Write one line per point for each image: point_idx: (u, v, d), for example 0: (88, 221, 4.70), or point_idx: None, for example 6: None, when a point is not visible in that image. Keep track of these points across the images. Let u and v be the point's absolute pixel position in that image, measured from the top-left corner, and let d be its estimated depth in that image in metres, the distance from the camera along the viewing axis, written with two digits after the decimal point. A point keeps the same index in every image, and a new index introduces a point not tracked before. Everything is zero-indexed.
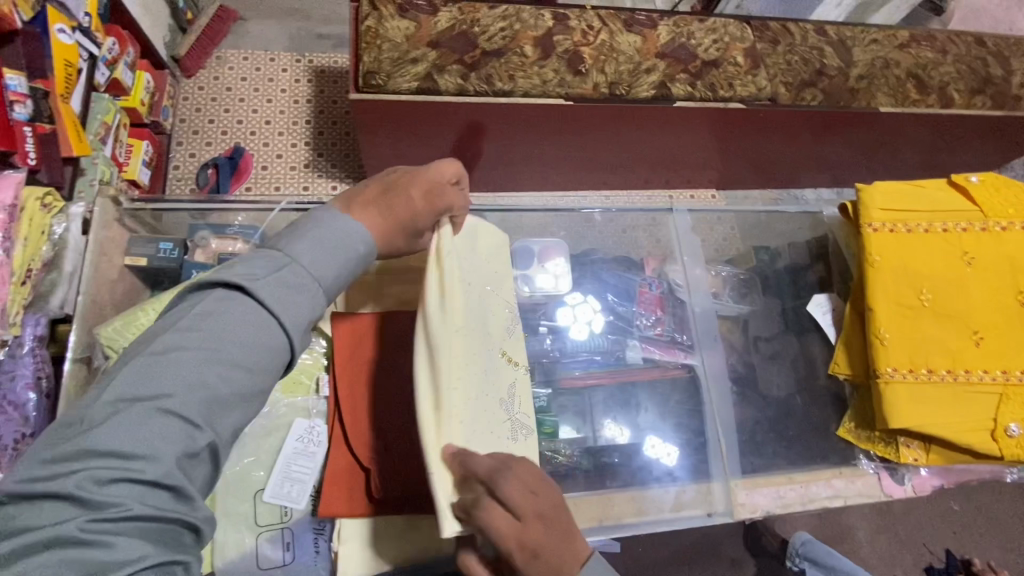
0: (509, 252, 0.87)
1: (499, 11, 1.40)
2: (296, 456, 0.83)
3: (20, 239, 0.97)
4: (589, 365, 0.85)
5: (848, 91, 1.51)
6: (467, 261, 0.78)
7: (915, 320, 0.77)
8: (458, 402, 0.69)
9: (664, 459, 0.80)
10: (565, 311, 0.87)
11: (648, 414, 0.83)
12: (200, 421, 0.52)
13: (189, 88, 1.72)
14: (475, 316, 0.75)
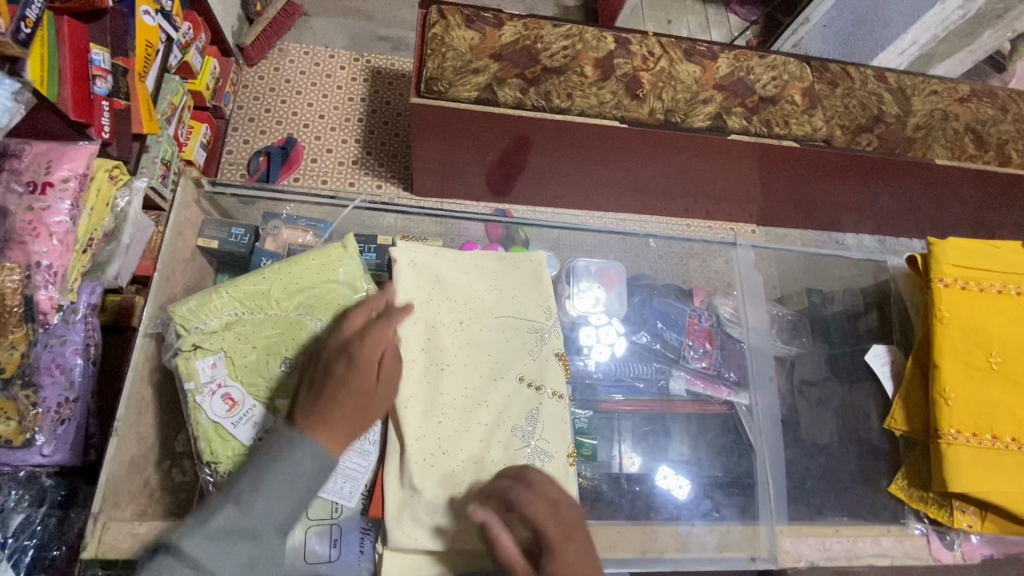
0: (540, 270, 0.79)
1: (563, 31, 1.44)
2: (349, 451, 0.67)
3: (87, 209, 0.99)
4: (630, 392, 0.83)
5: (906, 139, 1.48)
6: (444, 297, 0.74)
7: (983, 381, 0.68)
8: (425, 449, 0.66)
9: (674, 491, 0.76)
10: (588, 330, 0.84)
11: (677, 445, 0.80)
12: (251, 521, 0.54)
13: (250, 77, 1.76)
14: (456, 355, 0.71)
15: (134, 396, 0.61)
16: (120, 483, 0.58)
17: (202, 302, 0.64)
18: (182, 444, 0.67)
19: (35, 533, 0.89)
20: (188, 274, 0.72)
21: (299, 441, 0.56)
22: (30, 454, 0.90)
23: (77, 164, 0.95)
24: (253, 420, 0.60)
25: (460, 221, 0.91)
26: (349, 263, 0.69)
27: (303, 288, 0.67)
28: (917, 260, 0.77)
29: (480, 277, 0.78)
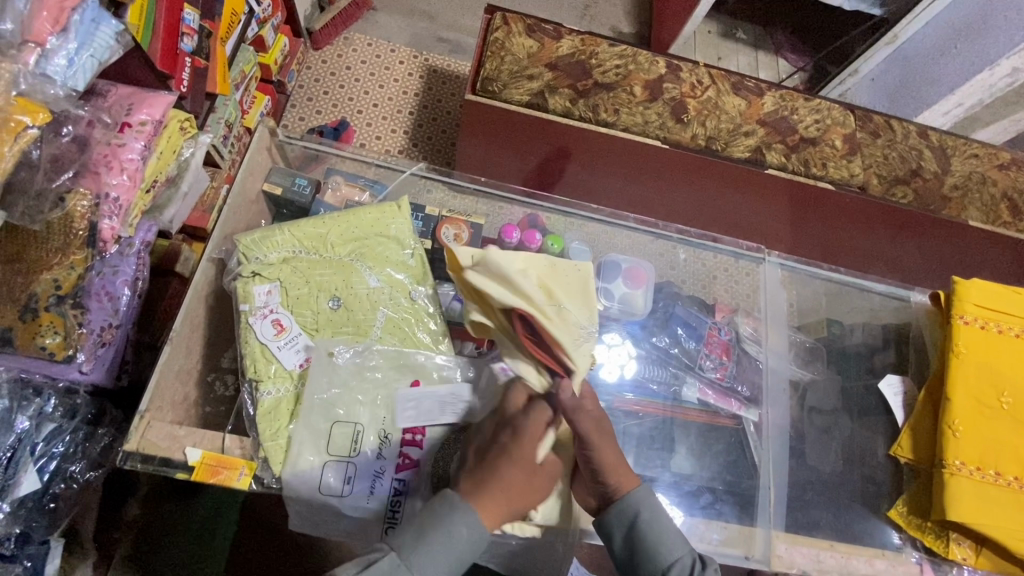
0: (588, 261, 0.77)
1: (618, 50, 1.50)
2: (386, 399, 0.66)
3: (157, 152, 1.03)
4: (642, 392, 0.84)
5: (941, 197, 1.50)
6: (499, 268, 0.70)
7: (991, 420, 0.70)
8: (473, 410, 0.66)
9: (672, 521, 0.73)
10: (602, 348, 0.86)
11: (681, 458, 0.80)
12: (297, 434, 0.62)
13: (314, 60, 1.85)
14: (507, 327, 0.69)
15: (188, 314, 0.65)
16: (164, 391, 0.62)
17: (266, 237, 0.69)
18: (229, 360, 0.73)
19: (64, 442, 0.96)
20: (249, 215, 0.77)
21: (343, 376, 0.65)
22: (70, 369, 0.93)
23: (155, 110, 1.00)
24: (297, 347, 0.66)
25: (503, 205, 0.95)
26: (399, 222, 0.76)
27: (354, 238, 0.73)
28: (940, 296, 0.79)
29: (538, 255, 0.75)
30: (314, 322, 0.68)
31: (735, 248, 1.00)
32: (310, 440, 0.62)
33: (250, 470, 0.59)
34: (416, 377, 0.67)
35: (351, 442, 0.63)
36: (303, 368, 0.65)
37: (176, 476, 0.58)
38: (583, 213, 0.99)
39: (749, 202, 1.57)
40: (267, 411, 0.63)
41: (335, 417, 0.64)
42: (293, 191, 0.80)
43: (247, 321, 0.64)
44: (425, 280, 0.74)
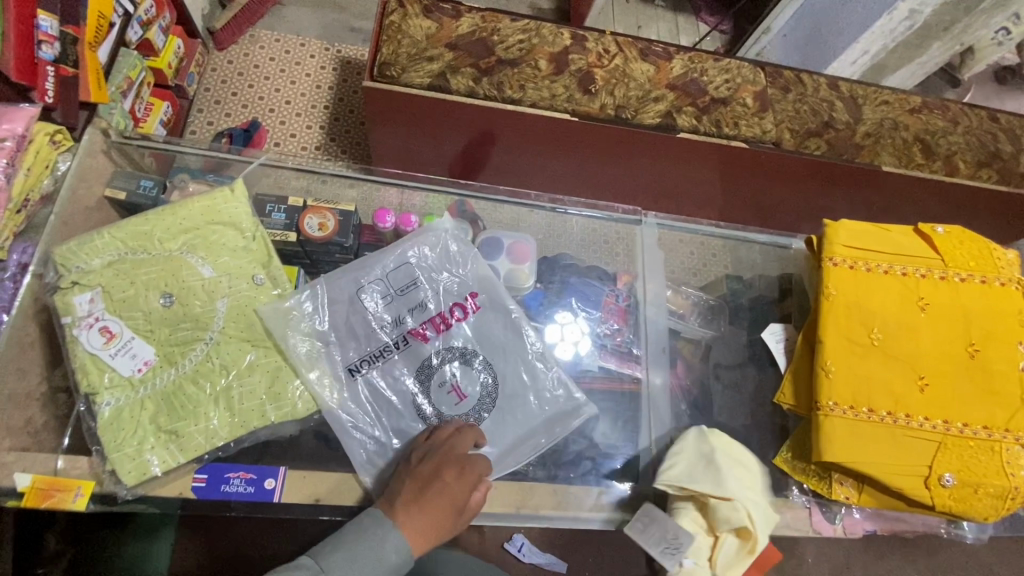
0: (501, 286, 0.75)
1: (521, 25, 1.47)
2: (386, 323, 0.70)
3: (23, 168, 0.94)
4: (591, 370, 0.83)
5: (854, 146, 1.49)
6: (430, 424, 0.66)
7: (863, 358, 0.70)
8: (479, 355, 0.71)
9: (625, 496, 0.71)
10: (554, 327, 0.85)
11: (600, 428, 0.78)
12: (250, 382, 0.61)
13: (219, 60, 1.78)
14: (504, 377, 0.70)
15: (15, 332, 0.62)
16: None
17: (85, 243, 0.63)
18: (62, 376, 0.66)
19: None
20: (90, 223, 0.74)
21: (351, 303, 0.69)
22: None
23: (15, 125, 0.94)
24: (132, 351, 0.59)
25: (381, 189, 0.92)
26: (235, 205, 0.68)
27: (184, 230, 0.66)
28: (814, 242, 0.80)
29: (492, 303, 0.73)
30: (149, 324, 0.61)
31: (619, 213, 0.97)
32: (300, 318, 0.65)
33: (85, 491, 0.55)
34: (470, 289, 0.74)
35: (368, 325, 0.69)
36: (143, 372, 0.59)
37: (6, 504, 0.55)
38: (457, 189, 0.95)
39: (669, 165, 1.54)
40: (109, 422, 0.57)
41: (359, 286, 0.71)
42: (140, 194, 0.77)
43: (73, 333, 0.59)
44: (269, 263, 0.67)
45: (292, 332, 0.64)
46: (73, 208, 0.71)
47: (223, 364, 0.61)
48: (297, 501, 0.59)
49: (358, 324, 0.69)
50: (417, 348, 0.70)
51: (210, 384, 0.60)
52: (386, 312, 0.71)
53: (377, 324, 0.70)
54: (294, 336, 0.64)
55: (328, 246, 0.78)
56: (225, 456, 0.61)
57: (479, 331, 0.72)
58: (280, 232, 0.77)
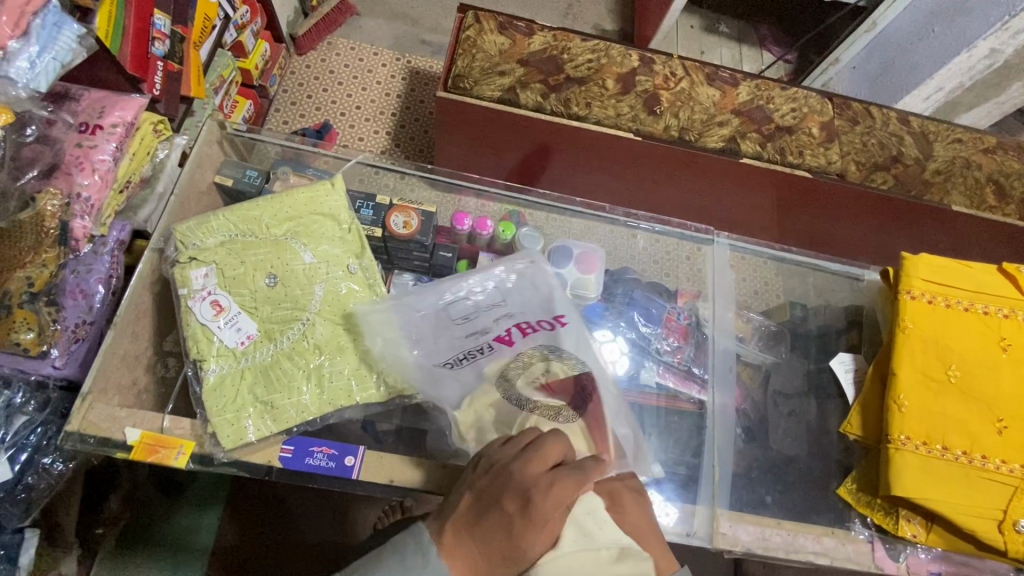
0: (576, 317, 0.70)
1: (591, 45, 1.51)
2: (470, 334, 0.68)
3: (129, 153, 0.99)
4: (644, 385, 0.82)
5: (922, 183, 1.45)
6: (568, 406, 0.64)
7: (938, 394, 0.70)
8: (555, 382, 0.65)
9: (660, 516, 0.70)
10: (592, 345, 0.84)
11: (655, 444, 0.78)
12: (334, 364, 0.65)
13: (298, 64, 1.88)
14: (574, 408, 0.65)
15: (133, 301, 0.68)
16: (109, 373, 0.64)
17: (202, 223, 0.69)
18: (170, 344, 0.73)
19: (36, 434, 0.90)
20: (200, 205, 0.81)
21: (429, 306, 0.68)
22: (44, 363, 0.89)
23: (126, 113, 0.98)
24: (238, 325, 0.64)
25: (458, 193, 0.97)
26: (335, 199, 0.73)
27: (289, 218, 0.71)
28: (890, 274, 0.80)
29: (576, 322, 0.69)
30: (252, 302, 0.66)
31: (686, 232, 0.98)
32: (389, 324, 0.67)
33: (187, 449, 0.60)
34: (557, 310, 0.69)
35: (447, 337, 0.68)
36: (245, 345, 0.64)
37: (116, 455, 0.60)
38: (532, 197, 0.98)
39: (728, 190, 1.54)
40: (212, 389, 0.62)
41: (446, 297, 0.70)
42: (244, 183, 0.84)
43: (187, 304, 0.65)
44: (362, 254, 0.71)
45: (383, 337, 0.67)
46: (188, 191, 0.78)
47: (317, 345, 0.65)
48: (374, 479, 0.62)
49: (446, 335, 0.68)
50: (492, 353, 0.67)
51: (304, 361, 0.64)
52: (471, 326, 0.69)
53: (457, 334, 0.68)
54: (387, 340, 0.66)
55: (410, 244, 0.83)
56: (309, 431, 0.65)
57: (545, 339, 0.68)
58: (367, 228, 0.83)
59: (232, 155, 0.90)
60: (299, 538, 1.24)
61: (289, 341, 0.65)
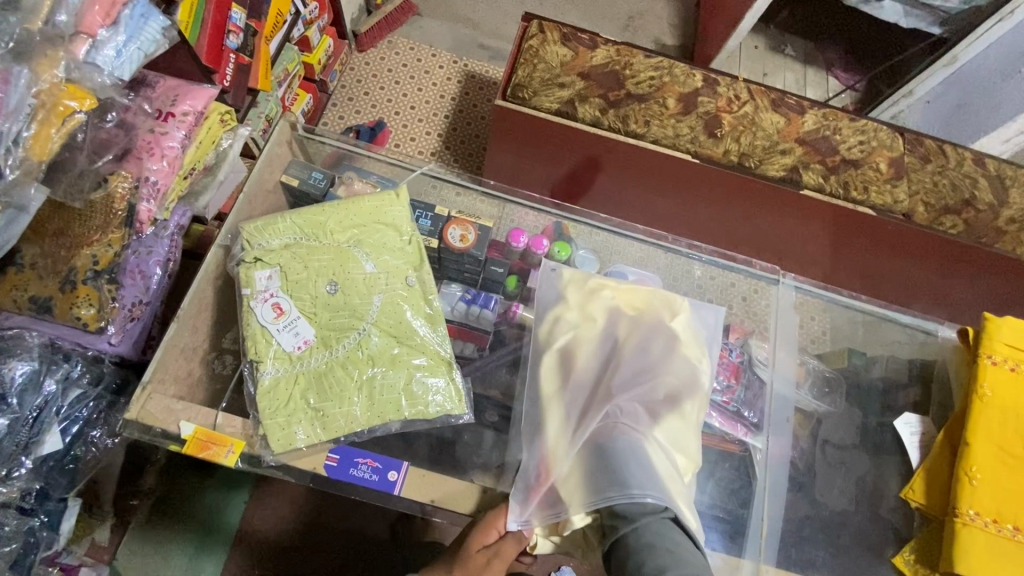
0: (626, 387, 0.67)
1: (654, 62, 1.48)
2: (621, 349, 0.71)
3: (196, 141, 1.01)
4: None
5: (995, 230, 1.37)
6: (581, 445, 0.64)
7: (1015, 470, 0.66)
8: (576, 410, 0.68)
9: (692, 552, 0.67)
10: None
11: (703, 489, 0.74)
12: (387, 379, 0.64)
13: (358, 61, 1.91)
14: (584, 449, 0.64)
15: (196, 295, 0.69)
16: (168, 364, 0.66)
17: (269, 224, 0.70)
18: (229, 341, 0.73)
19: (88, 408, 0.93)
20: (265, 203, 0.82)
21: (637, 312, 0.75)
22: (99, 340, 0.92)
23: (197, 103, 0.98)
24: (296, 329, 0.65)
25: (517, 209, 0.96)
26: (398, 209, 0.73)
27: (353, 225, 0.71)
28: (968, 334, 0.76)
29: (644, 395, 0.67)
30: (313, 307, 0.66)
31: (749, 267, 0.94)
32: (602, 291, 0.76)
33: (237, 449, 0.60)
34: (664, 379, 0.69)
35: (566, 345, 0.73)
36: (301, 350, 0.64)
37: (169, 448, 0.61)
38: (589, 220, 0.97)
39: (782, 220, 1.49)
40: (266, 391, 0.62)
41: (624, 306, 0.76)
42: (309, 184, 0.84)
43: (249, 304, 0.65)
44: (421, 266, 0.71)
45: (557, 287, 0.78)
46: (255, 189, 0.79)
47: (371, 355, 0.65)
48: (414, 497, 0.63)
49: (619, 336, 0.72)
50: (625, 380, 0.68)
51: (358, 371, 0.64)
52: (629, 346, 0.71)
53: (624, 342, 0.72)
54: (580, 291, 0.76)
55: (464, 257, 0.84)
56: (356, 441, 0.66)
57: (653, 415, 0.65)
58: (425, 237, 0.83)
59: (298, 154, 0.91)
60: (330, 532, 1.26)
61: (343, 349, 0.65)
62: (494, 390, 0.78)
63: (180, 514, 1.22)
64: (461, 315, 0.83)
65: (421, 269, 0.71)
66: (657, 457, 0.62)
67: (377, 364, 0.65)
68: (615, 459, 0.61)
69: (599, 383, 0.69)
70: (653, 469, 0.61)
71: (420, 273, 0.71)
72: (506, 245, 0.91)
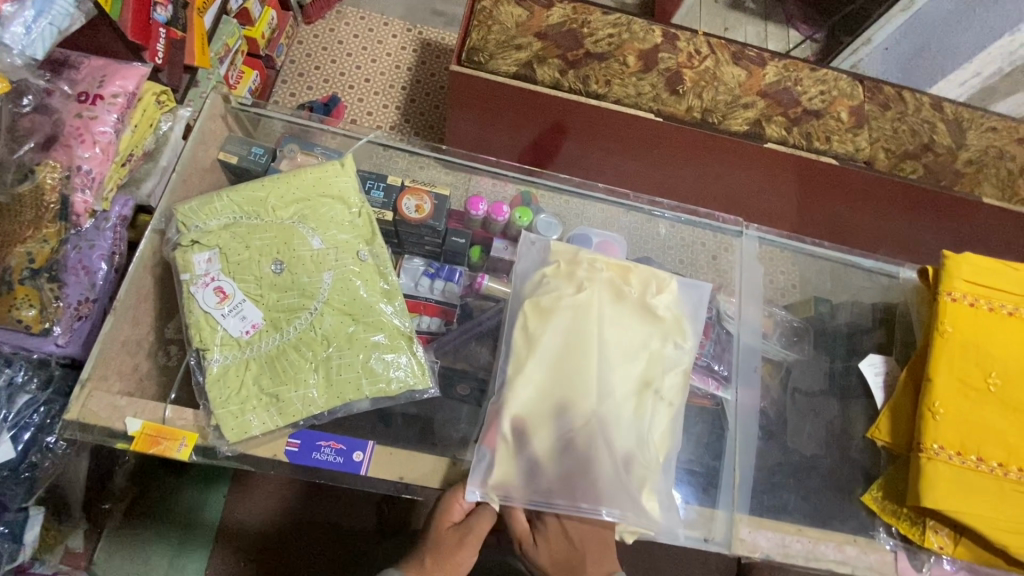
0: (603, 373, 0.66)
1: (612, 19, 1.44)
2: (604, 328, 0.69)
3: (130, 125, 0.93)
4: None
5: (954, 173, 1.38)
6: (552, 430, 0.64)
7: (976, 402, 0.67)
8: (551, 389, 0.66)
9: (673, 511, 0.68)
10: None
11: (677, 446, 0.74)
12: (343, 358, 0.61)
13: (306, 34, 1.81)
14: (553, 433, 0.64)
15: (134, 285, 0.65)
16: (109, 360, 0.62)
17: (205, 204, 0.66)
18: (173, 331, 0.71)
19: (39, 413, 0.86)
20: (203, 183, 0.78)
21: (627, 291, 0.72)
22: (45, 342, 0.85)
23: (128, 82, 0.92)
24: (242, 313, 0.62)
25: (474, 175, 0.93)
26: (344, 180, 0.70)
27: (297, 200, 0.67)
28: (929, 273, 0.76)
29: (622, 384, 0.67)
30: (258, 289, 0.63)
31: (713, 221, 0.93)
32: (591, 266, 0.73)
33: (190, 442, 0.58)
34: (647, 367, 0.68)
35: (545, 312, 0.69)
36: (250, 335, 0.61)
37: (116, 446, 0.58)
38: (550, 181, 0.95)
39: (748, 175, 1.48)
40: (216, 379, 0.59)
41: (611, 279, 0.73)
42: (249, 160, 0.80)
43: (189, 290, 0.62)
44: (373, 240, 0.68)
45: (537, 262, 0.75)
46: (190, 167, 0.75)
47: (325, 335, 0.62)
48: (383, 477, 0.62)
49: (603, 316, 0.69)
50: (607, 367, 0.67)
51: (312, 353, 0.61)
52: (614, 326, 0.69)
53: (611, 324, 0.69)
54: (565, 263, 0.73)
55: (421, 228, 0.81)
56: (317, 424, 0.64)
57: (628, 409, 0.66)
58: (378, 210, 0.80)
59: (237, 130, 0.86)
60: (312, 519, 1.24)
61: (294, 330, 0.62)
62: (461, 363, 0.75)
63: (156, 513, 1.19)
64: (422, 290, 0.83)
65: (374, 242, 0.68)
66: (631, 455, 0.64)
67: (332, 345, 0.62)
68: (590, 456, 0.63)
69: (578, 363, 0.66)
70: (619, 469, 0.63)
71: (374, 247, 0.67)
72: (466, 213, 0.88)
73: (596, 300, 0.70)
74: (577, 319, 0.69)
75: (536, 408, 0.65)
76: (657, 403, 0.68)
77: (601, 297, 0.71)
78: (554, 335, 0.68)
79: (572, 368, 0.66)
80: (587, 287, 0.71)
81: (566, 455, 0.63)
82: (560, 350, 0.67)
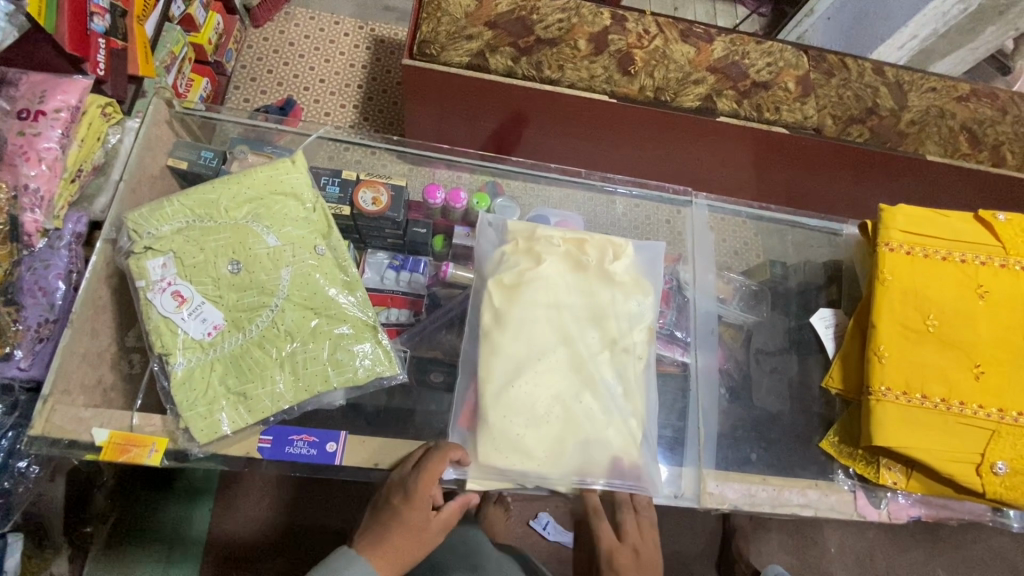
0: (569, 341, 0.70)
1: (560, 4, 1.45)
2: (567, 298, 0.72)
3: (76, 139, 0.91)
4: None
5: (898, 134, 1.43)
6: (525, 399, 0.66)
7: (917, 343, 0.71)
8: (521, 361, 0.68)
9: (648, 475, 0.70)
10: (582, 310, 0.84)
11: None
12: (308, 351, 0.62)
13: (255, 38, 1.79)
14: (527, 402, 0.66)
15: (90, 296, 0.65)
16: (71, 373, 0.62)
17: (155, 211, 0.66)
18: (133, 339, 0.71)
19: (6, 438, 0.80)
20: (154, 190, 0.78)
21: (586, 260, 0.75)
22: (6, 367, 0.80)
23: (70, 96, 0.90)
24: (203, 315, 0.62)
25: (429, 165, 0.94)
26: (296, 177, 0.70)
27: (249, 200, 0.68)
28: (868, 227, 0.80)
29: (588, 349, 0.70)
30: (217, 290, 0.63)
31: (666, 193, 0.95)
32: (549, 240, 0.76)
33: (160, 446, 0.59)
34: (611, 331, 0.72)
35: (508, 287, 0.71)
36: (212, 336, 0.62)
37: (85, 457, 0.58)
38: (506, 166, 0.96)
39: (703, 150, 1.51)
40: (181, 382, 0.60)
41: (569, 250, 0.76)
42: (199, 164, 0.80)
43: (146, 296, 0.62)
44: (329, 234, 0.68)
45: (496, 243, 0.77)
46: (138, 175, 0.74)
47: (288, 330, 0.63)
48: (356, 464, 0.63)
49: (564, 288, 0.72)
50: (572, 335, 0.71)
51: (276, 349, 0.62)
52: (576, 295, 0.73)
53: (573, 294, 0.73)
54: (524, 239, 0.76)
55: (381, 220, 0.81)
56: (288, 419, 0.65)
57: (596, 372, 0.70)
58: (335, 206, 0.80)
59: (185, 135, 0.85)
60: (299, 523, 1.23)
61: (256, 328, 0.62)
62: (430, 350, 0.77)
63: (140, 532, 1.18)
64: (388, 283, 0.83)
65: (332, 237, 0.69)
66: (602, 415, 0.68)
67: (297, 339, 0.63)
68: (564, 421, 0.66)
69: (545, 334, 0.70)
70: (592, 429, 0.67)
71: (332, 241, 0.69)
72: (425, 204, 0.89)
73: (557, 272, 0.73)
74: (540, 291, 0.72)
75: (506, 379, 0.67)
76: (625, 363, 0.71)
77: (561, 269, 0.74)
78: (519, 308, 0.70)
79: (540, 339, 0.70)
80: (547, 260, 0.74)
81: (542, 422, 0.66)
82: (526, 322, 0.70)
